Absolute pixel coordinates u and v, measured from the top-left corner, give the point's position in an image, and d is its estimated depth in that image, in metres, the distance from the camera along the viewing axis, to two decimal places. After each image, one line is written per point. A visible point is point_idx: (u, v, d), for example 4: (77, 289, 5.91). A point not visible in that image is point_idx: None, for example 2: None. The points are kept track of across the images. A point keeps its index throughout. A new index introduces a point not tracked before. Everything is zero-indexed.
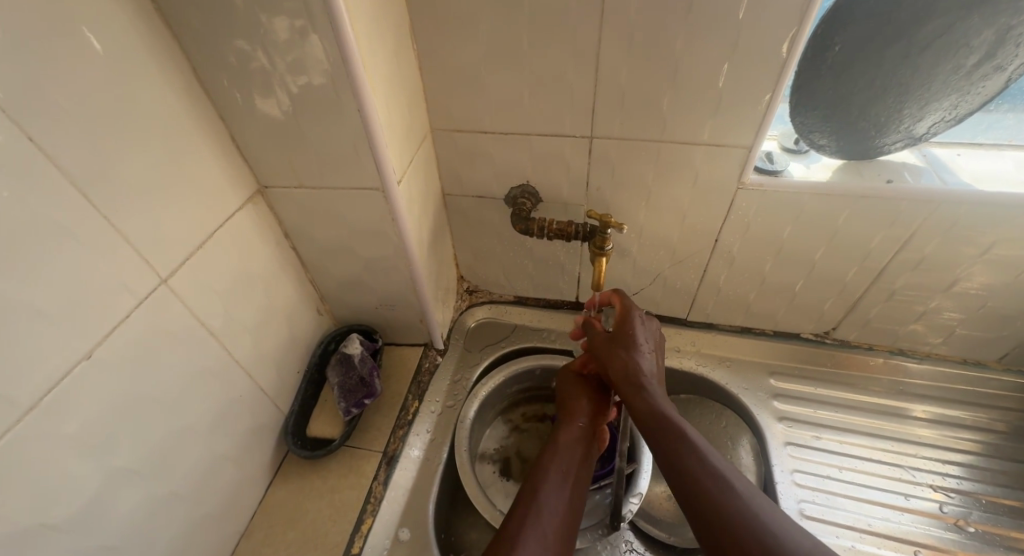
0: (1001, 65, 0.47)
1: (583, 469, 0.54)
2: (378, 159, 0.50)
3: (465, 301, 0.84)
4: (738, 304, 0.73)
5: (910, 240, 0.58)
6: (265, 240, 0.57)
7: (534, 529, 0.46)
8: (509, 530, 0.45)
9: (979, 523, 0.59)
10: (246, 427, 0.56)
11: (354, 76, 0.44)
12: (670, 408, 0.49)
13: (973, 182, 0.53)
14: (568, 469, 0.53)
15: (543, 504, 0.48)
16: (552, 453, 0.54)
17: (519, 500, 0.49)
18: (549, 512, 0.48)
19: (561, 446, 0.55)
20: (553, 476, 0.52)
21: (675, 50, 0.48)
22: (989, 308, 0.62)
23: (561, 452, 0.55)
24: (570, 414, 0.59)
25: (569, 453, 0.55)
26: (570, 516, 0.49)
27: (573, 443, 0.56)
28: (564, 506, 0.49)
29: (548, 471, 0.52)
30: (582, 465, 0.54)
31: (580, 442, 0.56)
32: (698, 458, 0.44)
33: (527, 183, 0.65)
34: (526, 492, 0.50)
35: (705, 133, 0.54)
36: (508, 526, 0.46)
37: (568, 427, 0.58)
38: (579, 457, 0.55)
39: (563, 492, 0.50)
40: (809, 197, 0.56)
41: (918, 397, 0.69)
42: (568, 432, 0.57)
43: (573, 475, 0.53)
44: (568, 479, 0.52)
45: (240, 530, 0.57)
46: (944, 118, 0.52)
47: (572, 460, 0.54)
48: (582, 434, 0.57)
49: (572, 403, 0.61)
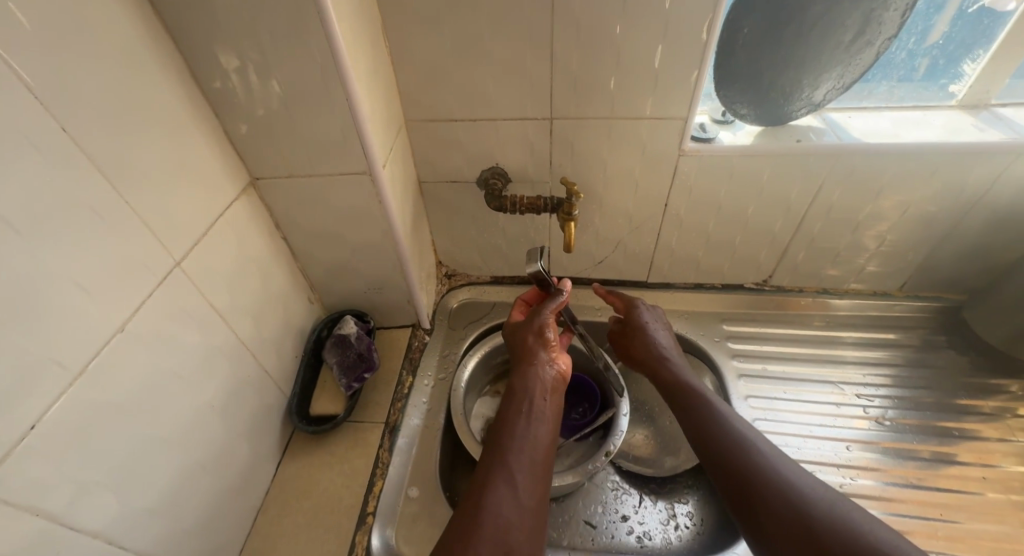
0: (870, 41, 0.59)
1: (547, 409, 0.59)
2: (364, 142, 0.54)
3: (445, 286, 0.91)
4: (689, 263, 0.83)
5: (821, 191, 0.69)
6: (259, 230, 0.60)
7: (505, 475, 0.51)
8: (479, 478, 0.51)
9: (895, 418, 0.71)
10: (256, 406, 0.59)
11: (342, 68, 0.48)
12: (761, 441, 0.54)
13: (861, 137, 0.65)
14: (532, 411, 0.58)
15: (510, 451, 0.53)
16: (513, 399, 0.59)
17: (489, 451, 0.54)
18: (518, 454, 0.53)
19: (521, 391, 0.60)
20: (515, 422, 0.56)
21: (615, 36, 0.57)
22: (888, 244, 0.75)
23: (521, 396, 0.59)
24: (528, 354, 0.65)
25: (529, 394, 0.59)
26: (537, 457, 0.54)
27: (531, 384, 0.61)
28: (529, 446, 0.55)
29: (513, 418, 0.57)
30: (544, 403, 0.59)
31: (542, 381, 0.61)
32: (785, 490, 0.48)
33: (496, 165, 0.72)
34: (496, 442, 0.55)
35: (648, 109, 0.63)
36: (478, 475, 0.51)
37: (528, 367, 0.63)
38: (541, 398, 0.60)
39: (528, 436, 0.55)
40: (738, 158, 0.67)
41: (843, 326, 0.82)
42: (523, 376, 0.62)
43: (538, 416, 0.58)
44: (533, 421, 0.57)
45: (256, 507, 0.59)
46: (835, 86, 0.64)
47: (534, 402, 0.59)
48: (543, 372, 0.62)
49: (524, 344, 0.67)
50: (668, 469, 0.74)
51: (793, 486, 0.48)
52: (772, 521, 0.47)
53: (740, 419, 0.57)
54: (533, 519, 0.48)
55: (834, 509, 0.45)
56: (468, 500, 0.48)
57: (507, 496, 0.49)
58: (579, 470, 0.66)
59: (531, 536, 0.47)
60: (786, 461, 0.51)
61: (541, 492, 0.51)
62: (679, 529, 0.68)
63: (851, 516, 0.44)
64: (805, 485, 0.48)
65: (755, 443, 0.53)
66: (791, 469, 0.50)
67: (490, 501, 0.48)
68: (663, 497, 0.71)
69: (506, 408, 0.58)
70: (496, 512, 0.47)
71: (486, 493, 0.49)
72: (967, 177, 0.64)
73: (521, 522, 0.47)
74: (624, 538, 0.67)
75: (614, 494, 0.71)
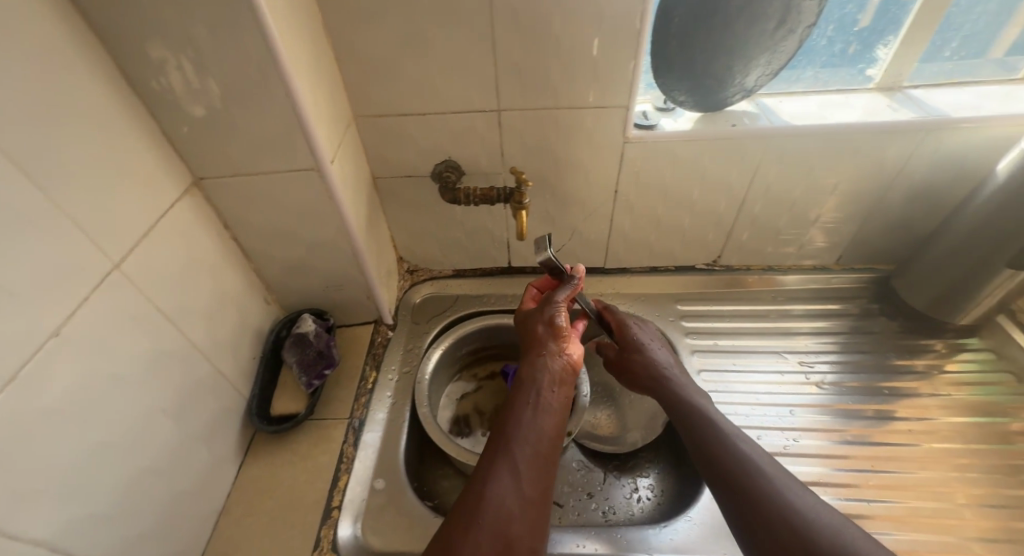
0: (792, 29, 0.63)
1: (554, 400, 0.58)
2: (309, 137, 0.54)
3: (407, 281, 0.91)
4: (642, 247, 0.86)
5: (757, 173, 0.73)
6: (207, 231, 0.59)
7: (507, 466, 0.50)
8: (479, 473, 0.49)
9: (834, 382, 0.76)
10: (211, 409, 0.58)
11: (280, 63, 0.47)
12: (771, 468, 0.51)
13: (790, 120, 0.69)
14: (538, 402, 0.57)
15: (514, 443, 0.52)
16: (520, 389, 0.58)
17: (491, 443, 0.53)
18: (522, 446, 0.52)
19: (529, 381, 0.59)
20: (521, 413, 0.55)
21: (555, 28, 0.58)
22: (822, 221, 0.80)
23: (528, 386, 0.58)
24: (537, 343, 0.63)
25: (537, 386, 0.58)
26: (543, 450, 0.53)
27: (539, 374, 0.59)
28: (534, 437, 0.53)
29: (520, 408, 0.56)
30: (552, 394, 0.58)
31: (549, 372, 0.59)
32: (788, 520, 0.45)
33: (450, 158, 0.73)
34: (500, 434, 0.53)
35: (591, 98, 0.65)
36: (479, 470, 0.50)
37: (537, 357, 0.61)
38: (548, 389, 0.58)
39: (533, 428, 0.54)
40: (679, 144, 0.70)
41: (787, 300, 0.87)
42: (531, 365, 0.61)
43: (545, 407, 0.56)
44: (541, 412, 0.56)
45: (217, 510, 0.59)
46: (764, 72, 0.68)
47: (540, 393, 0.57)
48: (552, 362, 0.60)
49: (535, 333, 0.65)
50: (629, 444, 0.76)
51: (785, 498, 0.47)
52: (781, 553, 0.44)
53: (749, 446, 0.54)
54: (534, 511, 0.47)
55: (837, 539, 0.42)
56: (467, 493, 0.47)
57: (509, 488, 0.48)
58: None
59: (532, 529, 0.46)
60: (794, 489, 0.48)
61: (545, 486, 0.50)
62: (642, 501, 0.71)
63: (856, 547, 0.41)
64: (811, 513, 0.45)
65: (762, 471, 0.50)
66: (797, 498, 0.47)
67: (491, 495, 0.47)
68: (626, 472, 0.74)
69: (513, 398, 0.57)
70: (496, 504, 0.46)
71: (485, 486, 0.48)
72: (886, 155, 0.70)
73: (522, 515, 0.46)
74: (590, 514, 0.69)
75: (580, 472, 0.74)
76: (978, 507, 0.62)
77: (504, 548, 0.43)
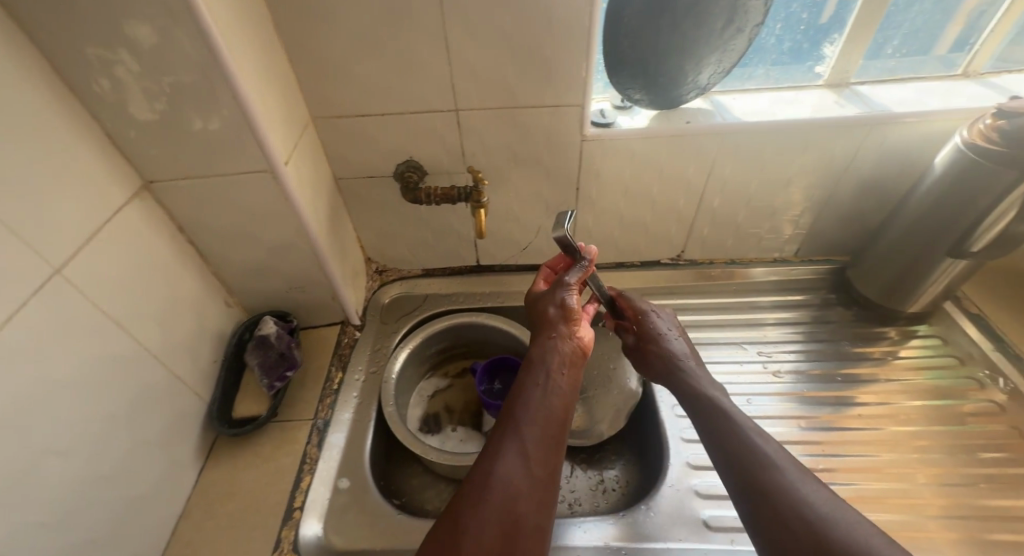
0: (741, 28, 0.64)
1: (563, 381, 0.58)
2: (259, 139, 0.54)
3: (377, 281, 0.91)
4: (607, 243, 0.88)
5: (714, 168, 0.75)
6: (160, 234, 0.59)
7: (516, 445, 0.51)
8: (487, 454, 0.51)
9: (792, 371, 0.78)
10: (167, 414, 0.58)
11: (224, 67, 0.47)
12: (784, 461, 0.50)
13: (741, 116, 0.70)
14: (547, 383, 0.57)
15: (522, 423, 0.53)
16: (529, 370, 0.59)
17: (500, 423, 0.54)
18: (529, 426, 0.53)
19: (537, 361, 0.59)
20: (531, 394, 0.56)
21: (506, 28, 0.59)
22: (779, 214, 0.82)
23: (537, 367, 0.59)
24: (547, 325, 0.63)
25: (545, 367, 0.59)
26: (551, 430, 0.54)
27: (548, 356, 0.60)
28: (542, 417, 0.54)
29: (529, 388, 0.57)
30: (561, 376, 0.58)
31: (559, 354, 0.60)
32: (797, 515, 0.45)
33: (412, 158, 0.73)
34: (509, 414, 0.55)
35: (547, 97, 0.66)
36: (487, 451, 0.51)
37: (546, 339, 0.61)
38: (557, 371, 0.59)
39: (541, 409, 0.55)
40: (636, 141, 0.71)
41: (750, 292, 0.89)
42: (540, 346, 0.61)
43: (553, 388, 0.57)
44: (549, 393, 0.57)
45: (176, 514, 0.59)
46: (716, 70, 0.69)
47: (550, 374, 0.58)
48: (561, 344, 0.61)
49: (545, 314, 0.64)
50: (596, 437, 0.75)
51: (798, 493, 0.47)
52: (791, 546, 0.44)
53: (761, 438, 0.53)
54: (542, 489, 0.49)
55: (850, 535, 0.42)
56: (475, 473, 0.49)
57: (517, 468, 0.49)
58: None
59: (538, 505, 0.48)
60: (805, 483, 0.48)
61: (552, 465, 0.52)
62: (607, 492, 0.73)
63: (870, 546, 0.41)
64: (823, 508, 0.45)
65: (776, 463, 0.50)
66: (809, 493, 0.46)
67: (499, 475, 0.48)
68: (592, 464, 0.76)
69: (522, 378, 0.58)
70: (504, 482, 0.48)
71: (493, 466, 0.49)
72: (835, 151, 0.72)
73: (530, 493, 0.48)
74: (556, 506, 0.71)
75: None
76: (937, 486, 0.64)
77: (511, 525, 0.45)
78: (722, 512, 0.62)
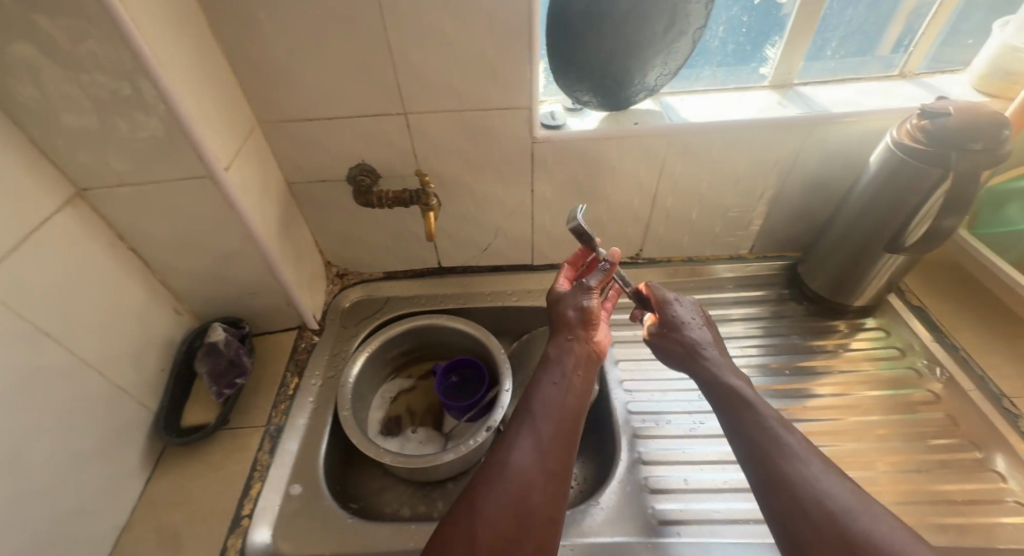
0: (683, 31, 0.65)
1: (577, 380, 0.59)
2: (195, 145, 0.53)
3: (337, 285, 0.91)
4: (566, 243, 0.88)
5: (665, 168, 0.76)
6: (97, 242, 0.58)
7: (530, 440, 0.52)
8: (500, 448, 0.51)
9: (745, 366, 0.80)
10: (108, 425, 0.57)
11: (151, 72, 0.47)
12: (808, 455, 0.49)
13: (687, 117, 0.72)
14: (562, 381, 0.58)
15: (535, 419, 0.54)
16: (545, 368, 0.60)
17: (515, 418, 0.55)
18: (544, 422, 0.54)
19: (553, 360, 0.60)
20: (546, 390, 0.57)
21: (447, 31, 0.59)
22: (731, 213, 0.84)
23: (552, 366, 0.60)
24: (564, 326, 0.64)
25: (561, 366, 0.59)
26: (565, 427, 0.54)
27: (565, 356, 0.61)
28: (556, 413, 0.55)
29: (543, 386, 0.58)
30: (575, 375, 0.59)
31: (574, 354, 0.61)
32: (819, 509, 0.44)
33: (364, 162, 0.73)
34: (524, 410, 0.55)
35: (495, 100, 0.66)
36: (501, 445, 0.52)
37: (563, 339, 0.63)
38: (572, 370, 0.60)
39: (554, 405, 0.55)
40: (586, 143, 0.72)
41: (708, 289, 0.90)
42: (556, 346, 0.62)
43: (568, 386, 0.58)
44: (564, 390, 0.57)
45: (119, 526, 0.58)
46: (663, 72, 0.70)
47: (565, 373, 0.59)
48: (577, 346, 0.62)
49: (563, 315, 0.65)
50: None
51: (824, 491, 0.46)
52: (813, 543, 0.43)
53: (785, 429, 0.52)
54: (556, 484, 0.49)
55: (875, 537, 0.41)
56: (491, 464, 0.50)
57: (531, 462, 0.50)
58: (462, 446, 0.69)
59: (552, 498, 0.48)
60: (828, 477, 0.47)
61: (565, 461, 0.52)
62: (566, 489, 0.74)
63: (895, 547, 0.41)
64: (847, 505, 0.44)
65: (800, 457, 0.49)
66: (832, 487, 0.46)
67: (513, 468, 0.49)
68: None
69: (537, 375, 0.59)
70: (518, 475, 0.48)
71: (508, 459, 0.50)
72: (779, 150, 0.74)
73: (544, 487, 0.48)
74: None
75: None
76: (895, 472, 0.66)
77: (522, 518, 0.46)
78: (668, 505, 0.63)
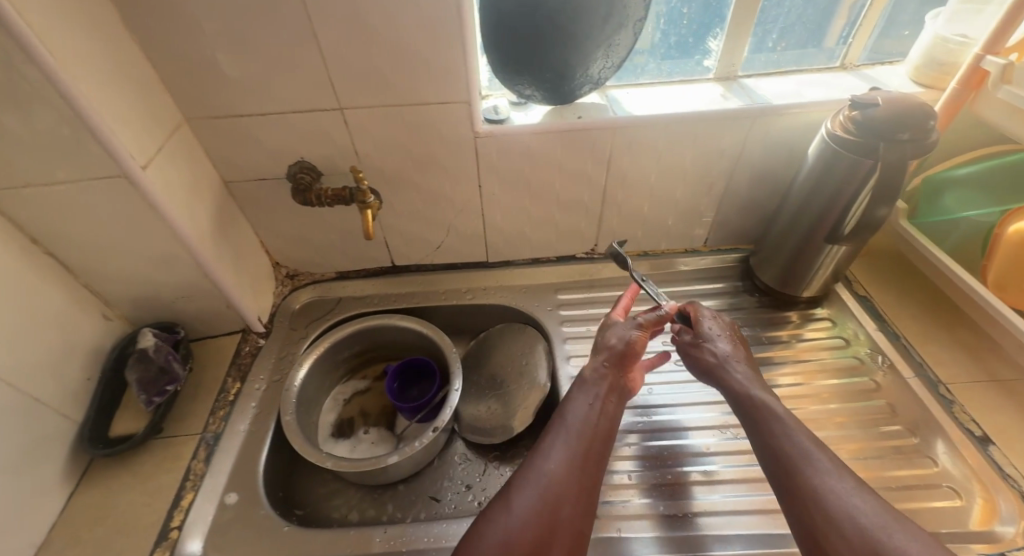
0: (623, 23, 0.64)
1: (613, 399, 0.59)
2: (104, 143, 0.50)
3: (288, 286, 0.88)
4: (519, 239, 0.87)
5: (612, 162, 0.75)
6: (6, 247, 0.55)
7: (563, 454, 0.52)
8: (531, 461, 0.52)
9: None
10: (22, 439, 0.54)
11: (44, 67, 0.44)
12: (837, 471, 0.47)
13: (630, 110, 0.71)
14: (598, 398, 0.58)
15: (568, 434, 0.54)
16: (581, 383, 0.60)
17: (547, 430, 0.56)
18: (577, 437, 0.54)
19: (589, 376, 0.60)
20: (580, 405, 0.57)
21: (375, 23, 0.57)
22: (683, 206, 0.84)
23: (588, 383, 0.59)
24: (604, 345, 0.63)
25: (597, 385, 0.59)
26: (597, 445, 0.54)
27: (601, 374, 0.60)
28: (588, 431, 0.55)
29: (578, 402, 0.58)
30: (610, 394, 0.59)
31: (611, 374, 0.60)
32: (848, 528, 0.43)
33: (304, 160, 0.71)
34: (558, 422, 0.56)
35: (432, 94, 0.65)
36: (532, 458, 0.53)
37: (600, 358, 0.62)
38: (607, 390, 0.59)
39: (587, 421, 0.56)
40: (530, 137, 0.71)
41: (664, 283, 0.90)
42: (593, 363, 0.62)
43: (603, 405, 0.58)
44: (599, 408, 0.57)
45: (37, 542, 0.56)
46: (606, 65, 0.69)
47: (600, 392, 0.59)
48: (616, 367, 0.61)
49: (606, 338, 0.64)
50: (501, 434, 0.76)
51: (850, 509, 0.43)
52: None
53: (815, 444, 0.50)
54: (586, 499, 0.50)
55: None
56: (523, 471, 0.52)
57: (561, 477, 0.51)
58: (407, 448, 0.68)
59: (582, 513, 0.50)
60: (860, 495, 0.45)
61: (594, 479, 0.52)
62: None
63: None
64: (874, 525, 0.42)
65: (827, 473, 0.47)
66: (863, 506, 0.44)
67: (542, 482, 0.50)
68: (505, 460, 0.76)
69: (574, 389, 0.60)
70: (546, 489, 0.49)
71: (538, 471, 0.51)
72: (725, 143, 0.73)
73: (574, 503, 0.50)
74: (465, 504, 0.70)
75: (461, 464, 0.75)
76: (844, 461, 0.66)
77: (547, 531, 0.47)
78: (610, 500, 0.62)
